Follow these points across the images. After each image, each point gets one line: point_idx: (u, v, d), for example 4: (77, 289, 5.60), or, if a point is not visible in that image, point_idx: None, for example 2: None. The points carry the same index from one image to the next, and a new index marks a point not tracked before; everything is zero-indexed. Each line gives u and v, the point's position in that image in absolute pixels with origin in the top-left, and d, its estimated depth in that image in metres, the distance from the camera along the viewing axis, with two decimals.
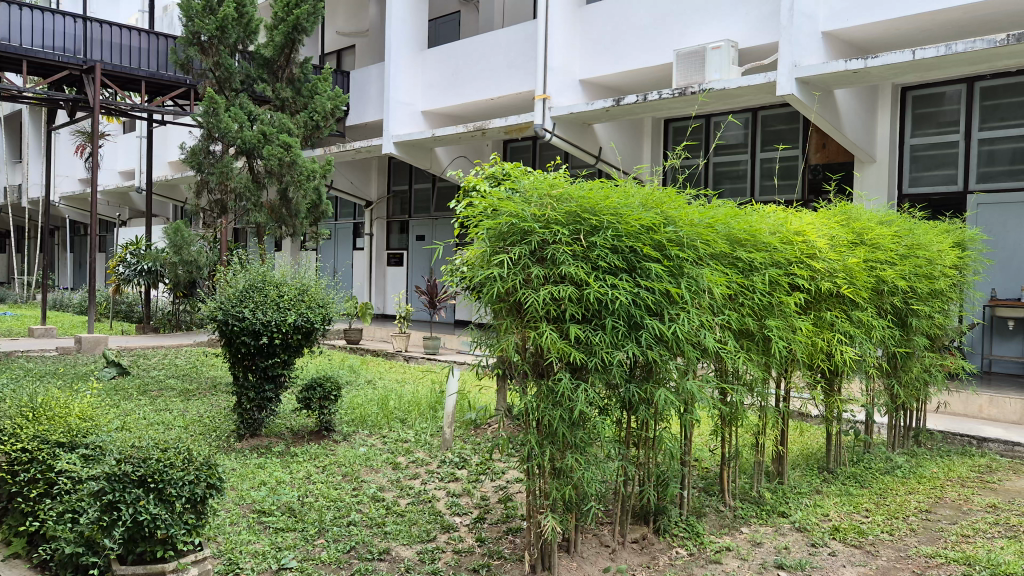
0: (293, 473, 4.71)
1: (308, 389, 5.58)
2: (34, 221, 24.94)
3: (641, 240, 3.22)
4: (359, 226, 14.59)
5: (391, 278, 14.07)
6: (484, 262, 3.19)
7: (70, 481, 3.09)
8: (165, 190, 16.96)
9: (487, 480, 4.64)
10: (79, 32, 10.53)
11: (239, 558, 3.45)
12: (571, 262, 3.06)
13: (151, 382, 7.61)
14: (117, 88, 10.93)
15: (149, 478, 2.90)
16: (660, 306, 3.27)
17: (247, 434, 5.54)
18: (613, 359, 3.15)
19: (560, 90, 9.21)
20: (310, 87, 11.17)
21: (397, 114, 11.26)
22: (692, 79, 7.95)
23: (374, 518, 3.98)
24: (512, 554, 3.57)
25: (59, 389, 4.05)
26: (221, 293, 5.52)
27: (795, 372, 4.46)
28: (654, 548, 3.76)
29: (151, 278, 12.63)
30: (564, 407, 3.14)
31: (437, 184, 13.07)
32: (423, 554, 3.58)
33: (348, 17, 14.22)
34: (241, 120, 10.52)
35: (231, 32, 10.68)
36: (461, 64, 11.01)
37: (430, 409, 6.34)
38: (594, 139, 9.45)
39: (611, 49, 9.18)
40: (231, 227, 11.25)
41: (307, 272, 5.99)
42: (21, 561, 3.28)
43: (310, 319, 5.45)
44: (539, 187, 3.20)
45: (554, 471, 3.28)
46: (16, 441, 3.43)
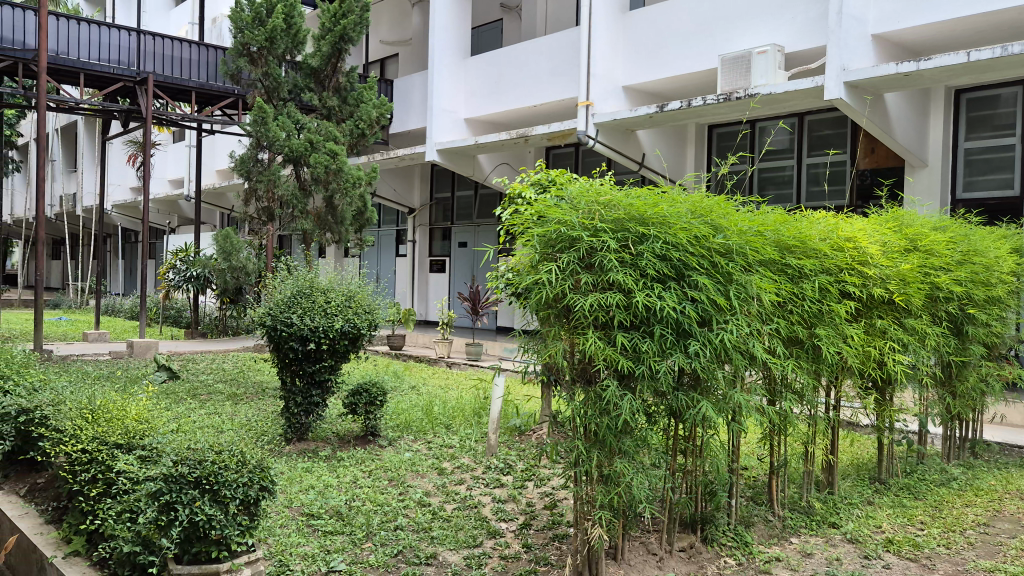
0: (340, 477, 4.76)
1: (353, 394, 5.64)
2: (87, 230, 25.69)
3: (689, 249, 3.21)
4: (402, 233, 14.72)
5: (433, 284, 14.17)
6: (532, 268, 3.18)
7: (128, 481, 3.18)
8: (213, 198, 17.30)
9: (533, 486, 4.66)
10: (133, 45, 10.84)
11: (290, 560, 3.50)
12: (619, 270, 3.06)
13: (200, 386, 7.76)
14: (168, 99, 11.19)
15: (205, 480, 2.97)
16: (709, 314, 3.25)
17: (295, 438, 5.62)
18: (660, 368, 3.14)
19: (603, 97, 9.20)
20: (356, 96, 11.31)
21: (440, 122, 11.34)
22: (737, 84, 7.88)
23: (420, 523, 4.00)
24: (558, 561, 3.57)
25: (115, 393, 4.19)
26: (269, 300, 5.61)
27: (845, 380, 4.39)
28: (702, 557, 3.72)
29: (199, 283, 12.85)
30: (611, 415, 3.14)
31: (480, 192, 13.12)
32: (470, 559, 3.60)
33: (392, 26, 14.38)
34: (289, 129, 10.68)
35: (280, 43, 10.84)
36: (504, 71, 11.05)
37: (474, 416, 6.37)
38: (637, 146, 9.42)
39: (655, 55, 9.15)
40: (277, 234, 11.41)
41: (354, 278, 6.04)
42: (81, 560, 3.37)
43: (356, 325, 5.51)
44: (586, 195, 3.20)
45: (601, 478, 3.27)
46: (77, 443, 3.56)
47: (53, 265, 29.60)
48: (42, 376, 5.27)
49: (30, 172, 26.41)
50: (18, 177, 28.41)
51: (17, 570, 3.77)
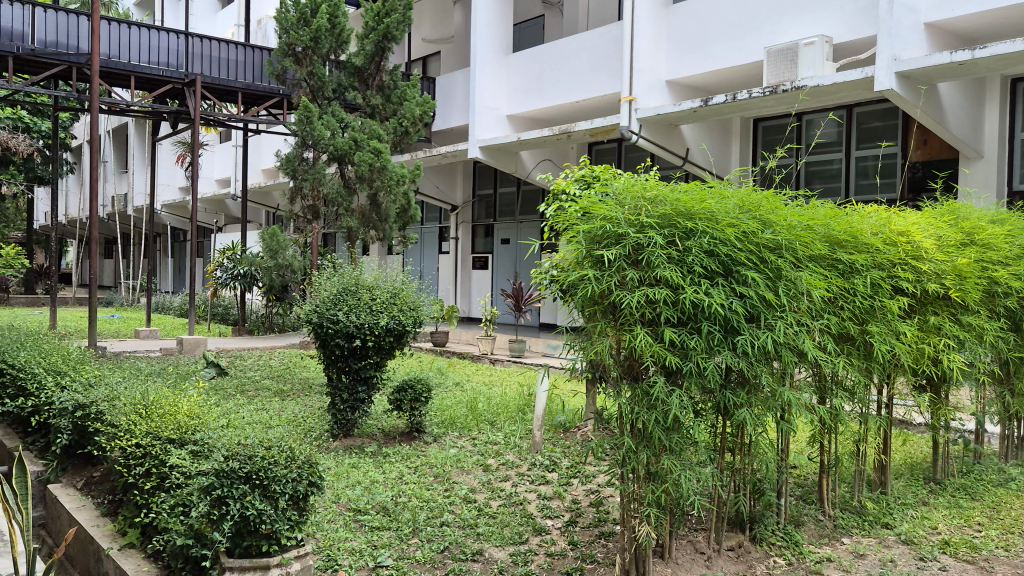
0: (386, 473, 4.80)
1: (398, 391, 5.67)
2: (138, 229, 26.27)
3: (738, 245, 3.16)
4: (444, 230, 14.78)
5: (476, 281, 14.21)
6: (578, 264, 3.17)
7: (180, 475, 3.25)
8: (259, 197, 17.56)
9: (578, 483, 4.64)
10: (181, 48, 11.09)
11: (338, 554, 3.53)
12: (666, 266, 3.02)
13: (248, 383, 7.88)
14: (215, 100, 11.40)
15: (254, 475, 3.02)
16: (757, 311, 3.19)
17: (341, 434, 5.68)
18: (708, 365, 3.09)
19: (646, 92, 9.13)
20: (399, 94, 11.37)
21: (483, 119, 11.34)
22: (783, 76, 7.75)
23: (466, 520, 4.01)
24: (605, 558, 3.56)
25: (168, 390, 4.29)
26: (315, 297, 5.68)
27: (898, 378, 4.29)
28: (751, 557, 3.68)
29: (246, 281, 13.05)
30: (658, 411, 3.11)
31: (522, 188, 13.10)
32: (516, 555, 3.61)
33: (434, 24, 14.45)
34: (333, 128, 10.78)
35: (325, 43, 10.94)
36: (546, 67, 11.03)
37: (518, 412, 6.37)
38: (681, 141, 9.32)
39: (698, 49, 9.05)
40: (322, 232, 11.53)
41: (398, 275, 6.07)
42: (136, 552, 3.45)
43: (401, 322, 5.53)
44: (632, 189, 3.17)
45: (648, 475, 3.24)
46: (132, 438, 3.66)
47: (105, 264, 30.34)
48: (97, 372, 5.41)
49: (82, 174, 27.08)
50: (71, 179, 29.15)
51: (75, 561, 3.87)
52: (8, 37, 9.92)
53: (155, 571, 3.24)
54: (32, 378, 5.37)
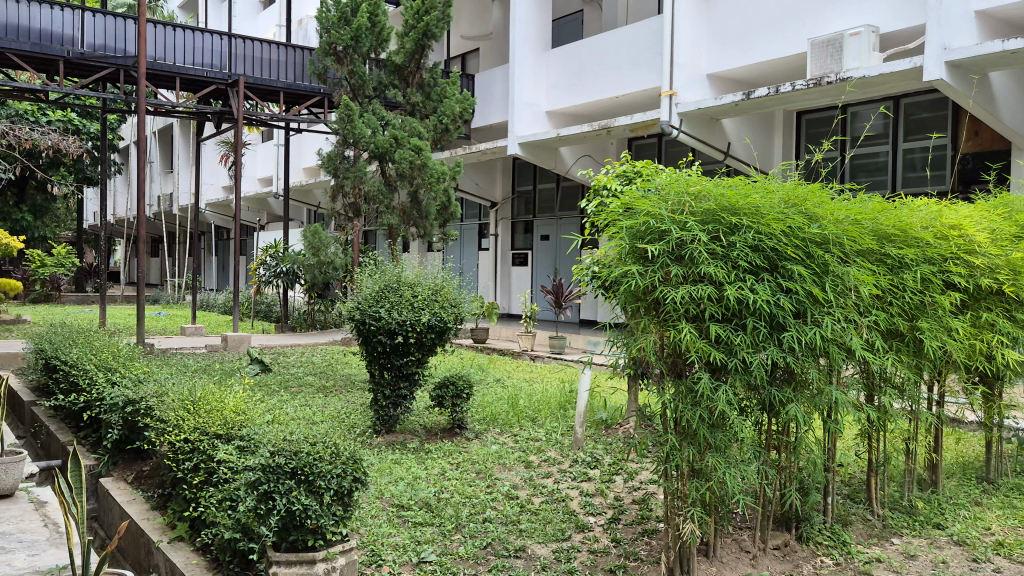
0: (428, 469, 4.82)
1: (440, 387, 5.70)
2: (183, 228, 26.75)
3: (784, 240, 3.11)
4: (484, 226, 14.82)
5: (516, 277, 14.22)
6: (621, 260, 3.14)
7: (227, 470, 3.31)
8: (300, 196, 17.77)
9: (621, 480, 4.62)
10: (224, 49, 11.29)
11: (382, 549, 3.56)
12: (710, 262, 2.99)
13: (291, 379, 7.99)
14: (258, 100, 11.57)
15: (300, 470, 3.05)
16: (804, 307, 3.13)
17: (383, 430, 5.72)
18: (753, 361, 3.05)
19: (687, 86, 9.04)
20: (439, 92, 11.40)
21: (522, 115, 11.34)
22: (828, 68, 7.62)
23: (508, 516, 4.02)
24: (649, 556, 3.56)
25: (215, 387, 4.38)
26: (357, 294, 5.73)
27: (949, 374, 4.20)
28: (797, 556, 3.62)
29: (288, 278, 13.21)
30: (703, 407, 3.07)
31: (562, 184, 13.07)
32: (559, 552, 3.61)
33: (473, 21, 14.47)
34: (374, 126, 10.84)
35: (365, 41, 11.00)
36: (585, 63, 10.98)
37: (559, 409, 6.36)
38: (722, 135, 9.21)
39: (740, 42, 8.93)
40: (363, 229, 11.61)
41: (440, 272, 6.09)
42: (185, 544, 3.51)
43: (443, 319, 5.54)
44: (674, 185, 3.14)
45: (692, 472, 3.21)
46: (181, 432, 3.74)
47: (152, 262, 30.95)
48: (145, 368, 5.52)
49: (129, 174, 27.70)
50: (119, 180, 29.83)
51: (127, 553, 3.96)
52: (59, 41, 10.16)
53: (203, 565, 3.29)
54: (84, 374, 5.52)
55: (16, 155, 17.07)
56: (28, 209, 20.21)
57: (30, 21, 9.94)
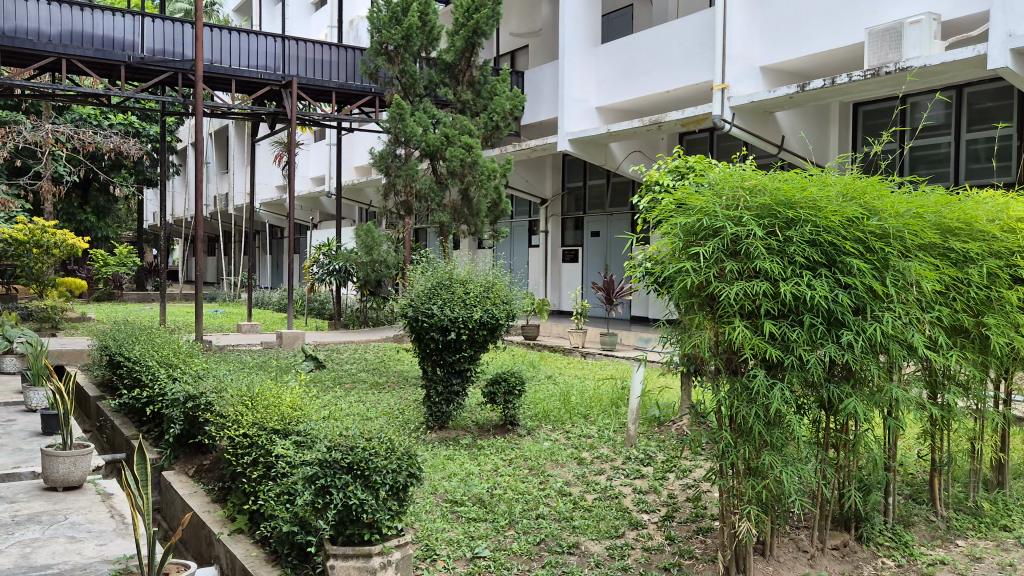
0: (481, 465, 4.84)
1: (492, 384, 5.72)
2: (239, 227, 27.29)
3: (842, 234, 3.04)
4: (534, 223, 14.82)
5: (566, 274, 14.19)
6: (675, 256, 3.12)
7: (285, 465, 3.37)
8: (352, 195, 17.99)
9: (674, 477, 4.59)
10: (278, 50, 11.49)
11: (436, 544, 3.59)
12: (766, 257, 2.94)
13: (345, 376, 8.10)
14: (311, 100, 11.75)
15: (355, 465, 3.09)
16: (863, 302, 3.05)
17: (436, 426, 5.78)
18: (810, 359, 3.00)
19: (739, 79, 8.93)
20: (489, 89, 11.42)
21: (572, 111, 11.31)
22: (886, 58, 7.43)
23: (561, 512, 4.02)
24: (704, 555, 3.54)
25: (272, 383, 4.47)
26: (410, 292, 5.80)
27: (1017, 372, 4.07)
28: (857, 557, 3.55)
29: (341, 276, 13.38)
30: (759, 405, 3.03)
31: (612, 180, 13.00)
32: (613, 549, 3.60)
33: (522, 18, 14.47)
34: (425, 124, 10.91)
35: (416, 40, 11.08)
36: (635, 59, 10.90)
37: (611, 406, 6.33)
38: (776, 129, 9.06)
39: (795, 32, 8.77)
40: (415, 226, 11.70)
41: (491, 269, 6.10)
42: (245, 537, 3.59)
43: (495, 315, 5.56)
44: (728, 180, 3.11)
45: (748, 471, 3.18)
46: (240, 427, 3.84)
47: (209, 262, 31.67)
48: (204, 364, 5.64)
49: (188, 176, 28.44)
50: (178, 181, 30.64)
51: (190, 544, 4.06)
52: (120, 47, 10.44)
53: (263, 557, 3.36)
54: (146, 370, 5.69)
55: (80, 159, 17.65)
56: (91, 211, 20.87)
57: (93, 28, 10.23)
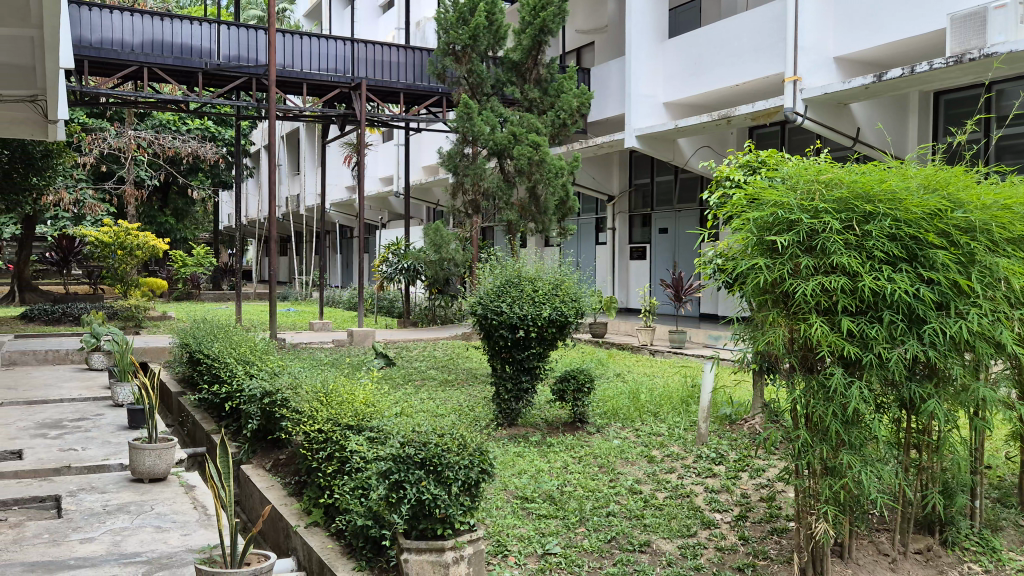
0: (551, 462, 4.84)
1: (561, 381, 5.72)
2: (310, 227, 27.88)
3: (924, 227, 2.95)
4: (601, 220, 14.74)
5: (634, 271, 14.07)
6: (748, 251, 3.07)
7: (359, 460, 3.44)
8: (420, 194, 18.20)
9: (748, 476, 4.53)
10: (347, 54, 11.70)
11: (507, 540, 3.61)
12: (843, 252, 2.87)
13: (415, 373, 8.20)
14: (380, 101, 11.93)
15: (428, 461, 3.14)
16: (947, 298, 2.95)
17: (506, 423, 5.81)
18: (891, 357, 2.90)
19: (812, 70, 8.72)
20: (556, 87, 11.38)
21: (639, 107, 11.22)
22: (970, 44, 7.16)
23: (632, 510, 3.99)
24: (779, 556, 3.49)
25: (345, 380, 4.57)
26: (480, 289, 5.85)
27: None
28: (942, 562, 3.44)
29: (410, 275, 13.45)
30: (837, 403, 2.96)
31: (680, 175, 12.84)
32: (685, 548, 3.57)
33: (588, 14, 14.41)
34: (492, 123, 10.97)
35: (483, 40, 11.16)
36: (703, 52, 10.75)
37: (681, 404, 6.26)
38: (851, 121, 8.85)
39: (870, 21, 8.51)
40: (483, 225, 11.76)
41: (560, 267, 6.10)
42: (320, 530, 3.68)
43: (564, 313, 5.56)
44: (804, 173, 3.04)
45: (826, 470, 3.10)
46: (316, 423, 3.94)
47: (282, 262, 32.45)
48: (279, 361, 5.79)
49: (262, 178, 29.17)
50: (252, 183, 31.47)
51: (269, 536, 4.18)
52: (198, 54, 10.79)
53: (338, 550, 3.44)
54: (225, 367, 5.87)
55: (161, 163, 18.30)
56: (171, 213, 21.60)
57: (172, 37, 10.60)
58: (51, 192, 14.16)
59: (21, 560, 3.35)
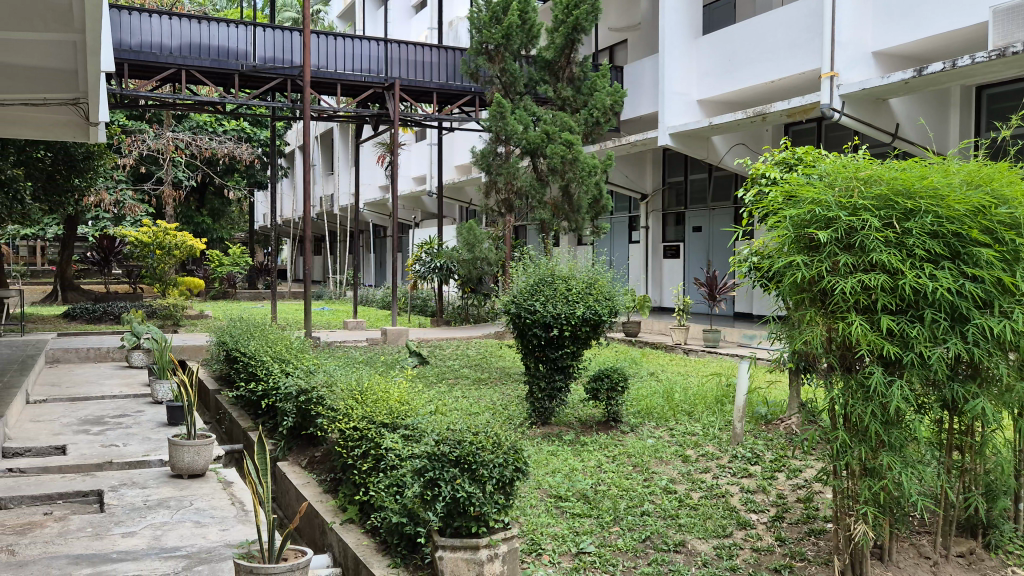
0: (585, 461, 4.84)
1: (595, 380, 5.70)
2: (343, 227, 28.12)
3: (967, 224, 2.89)
4: (634, 219, 14.68)
5: (668, 270, 13.99)
6: (786, 249, 3.04)
7: (394, 458, 3.47)
8: (453, 193, 18.27)
9: (784, 476, 4.48)
10: (381, 54, 11.77)
11: (541, 539, 3.61)
12: (883, 250, 2.83)
13: (448, 371, 8.24)
14: (413, 101, 11.99)
15: (463, 459, 3.15)
16: (991, 296, 2.89)
17: (539, 422, 5.80)
18: (933, 356, 2.85)
19: (849, 66, 8.60)
20: (589, 85, 11.34)
21: (673, 105, 11.14)
22: (1014, 37, 7.01)
23: (667, 510, 3.97)
24: (817, 557, 3.45)
25: (380, 378, 4.61)
26: (514, 287, 5.85)
27: None
28: (984, 565, 3.37)
29: (443, 274, 13.30)
30: (876, 403, 2.91)
31: (714, 173, 12.73)
32: (721, 549, 3.54)
33: (621, 12, 14.34)
34: (525, 121, 10.98)
35: (516, 39, 11.17)
36: (738, 49, 10.64)
37: (716, 403, 6.22)
38: (890, 116, 8.71)
39: (910, 14, 8.36)
40: (516, 223, 11.77)
41: (593, 266, 6.09)
42: (356, 526, 3.71)
43: (597, 312, 5.54)
44: (842, 170, 3.00)
45: (865, 471, 3.06)
46: (351, 421, 3.97)
47: (316, 261, 32.76)
48: (314, 359, 5.85)
49: (297, 178, 29.47)
50: (286, 183, 31.81)
51: (305, 533, 4.23)
52: (234, 56, 10.91)
53: (373, 547, 3.46)
54: (261, 365, 5.95)
55: (198, 164, 18.58)
56: (207, 213, 21.92)
57: (209, 40, 10.74)
58: (92, 193, 14.45)
59: (66, 552, 3.43)
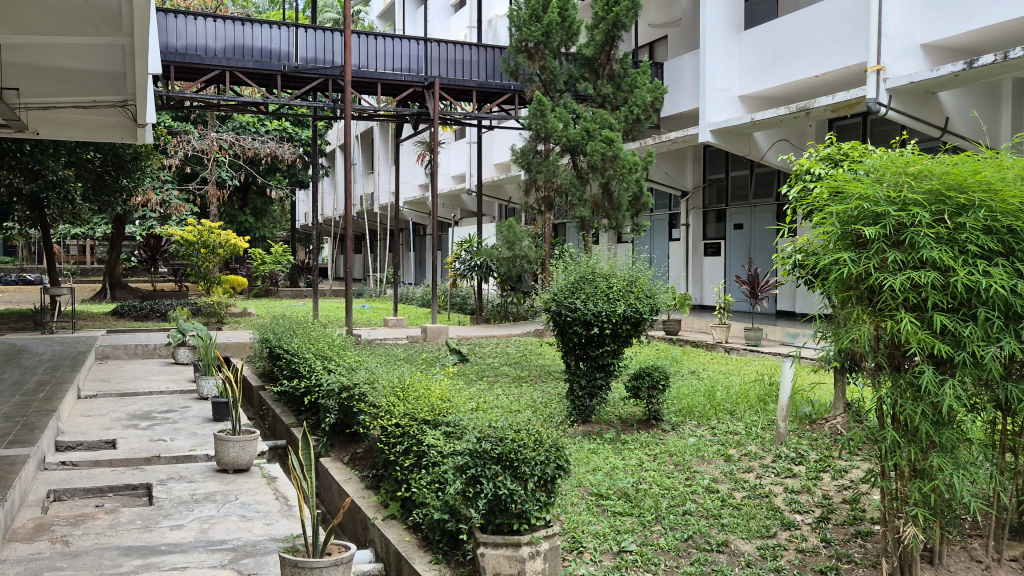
0: (626, 460, 4.82)
1: (636, 378, 5.66)
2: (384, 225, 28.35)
3: (1021, 219, 2.82)
4: (675, 217, 14.56)
5: (709, 268, 13.86)
6: (832, 246, 2.99)
7: (436, 454, 3.48)
8: (492, 191, 18.30)
9: (830, 477, 4.41)
10: (420, 53, 11.83)
11: (583, 537, 3.60)
12: (933, 246, 2.77)
13: (488, 369, 8.26)
14: (452, 100, 12.03)
15: (505, 456, 3.15)
16: None
17: (579, 420, 5.78)
18: (986, 355, 2.78)
19: (896, 59, 8.43)
20: (629, 82, 11.24)
21: (714, 101, 11.03)
22: None
23: (710, 510, 3.93)
24: (864, 559, 3.40)
25: (422, 376, 4.64)
26: (555, 285, 5.85)
27: None
28: None
29: (482, 272, 13.40)
30: (926, 402, 2.85)
31: (756, 170, 12.58)
32: (765, 549, 3.50)
33: (660, 8, 14.23)
34: (565, 119, 10.96)
35: (555, 37, 11.16)
36: (781, 43, 10.50)
37: (758, 402, 6.15)
38: (939, 110, 8.53)
39: (960, 6, 8.16)
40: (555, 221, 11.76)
41: (634, 263, 6.06)
42: (398, 522, 3.75)
43: (638, 310, 5.50)
44: (891, 165, 2.94)
45: (914, 472, 3.00)
46: (393, 417, 4.01)
47: (357, 259, 33.06)
48: (356, 357, 5.90)
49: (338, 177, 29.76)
50: (327, 182, 32.14)
51: (347, 528, 4.28)
52: (276, 57, 11.04)
53: (415, 543, 3.48)
54: (304, 362, 6.02)
55: (241, 164, 18.86)
56: (250, 212, 22.25)
57: (252, 41, 10.89)
58: (140, 193, 14.75)
59: (117, 543, 3.51)
